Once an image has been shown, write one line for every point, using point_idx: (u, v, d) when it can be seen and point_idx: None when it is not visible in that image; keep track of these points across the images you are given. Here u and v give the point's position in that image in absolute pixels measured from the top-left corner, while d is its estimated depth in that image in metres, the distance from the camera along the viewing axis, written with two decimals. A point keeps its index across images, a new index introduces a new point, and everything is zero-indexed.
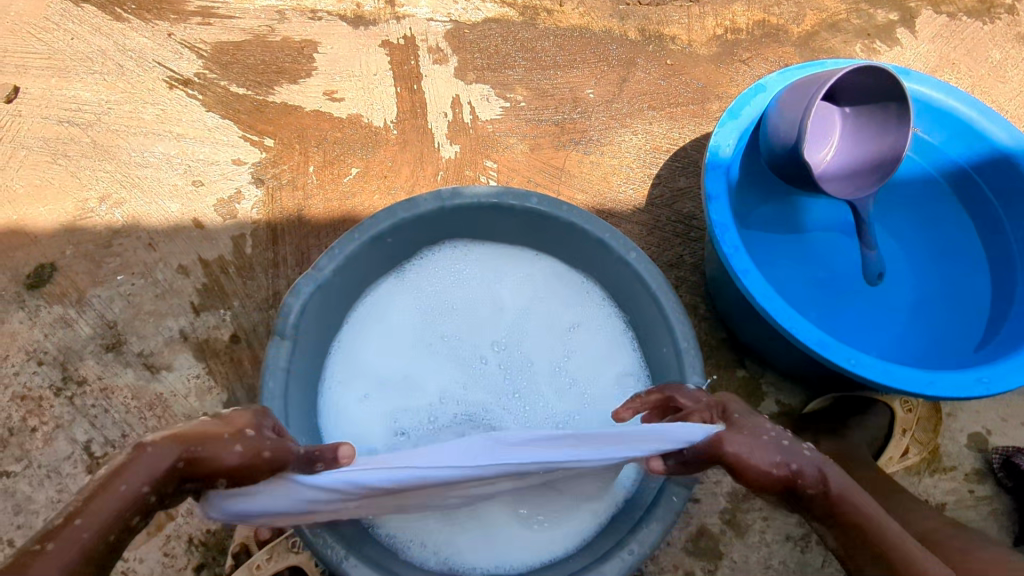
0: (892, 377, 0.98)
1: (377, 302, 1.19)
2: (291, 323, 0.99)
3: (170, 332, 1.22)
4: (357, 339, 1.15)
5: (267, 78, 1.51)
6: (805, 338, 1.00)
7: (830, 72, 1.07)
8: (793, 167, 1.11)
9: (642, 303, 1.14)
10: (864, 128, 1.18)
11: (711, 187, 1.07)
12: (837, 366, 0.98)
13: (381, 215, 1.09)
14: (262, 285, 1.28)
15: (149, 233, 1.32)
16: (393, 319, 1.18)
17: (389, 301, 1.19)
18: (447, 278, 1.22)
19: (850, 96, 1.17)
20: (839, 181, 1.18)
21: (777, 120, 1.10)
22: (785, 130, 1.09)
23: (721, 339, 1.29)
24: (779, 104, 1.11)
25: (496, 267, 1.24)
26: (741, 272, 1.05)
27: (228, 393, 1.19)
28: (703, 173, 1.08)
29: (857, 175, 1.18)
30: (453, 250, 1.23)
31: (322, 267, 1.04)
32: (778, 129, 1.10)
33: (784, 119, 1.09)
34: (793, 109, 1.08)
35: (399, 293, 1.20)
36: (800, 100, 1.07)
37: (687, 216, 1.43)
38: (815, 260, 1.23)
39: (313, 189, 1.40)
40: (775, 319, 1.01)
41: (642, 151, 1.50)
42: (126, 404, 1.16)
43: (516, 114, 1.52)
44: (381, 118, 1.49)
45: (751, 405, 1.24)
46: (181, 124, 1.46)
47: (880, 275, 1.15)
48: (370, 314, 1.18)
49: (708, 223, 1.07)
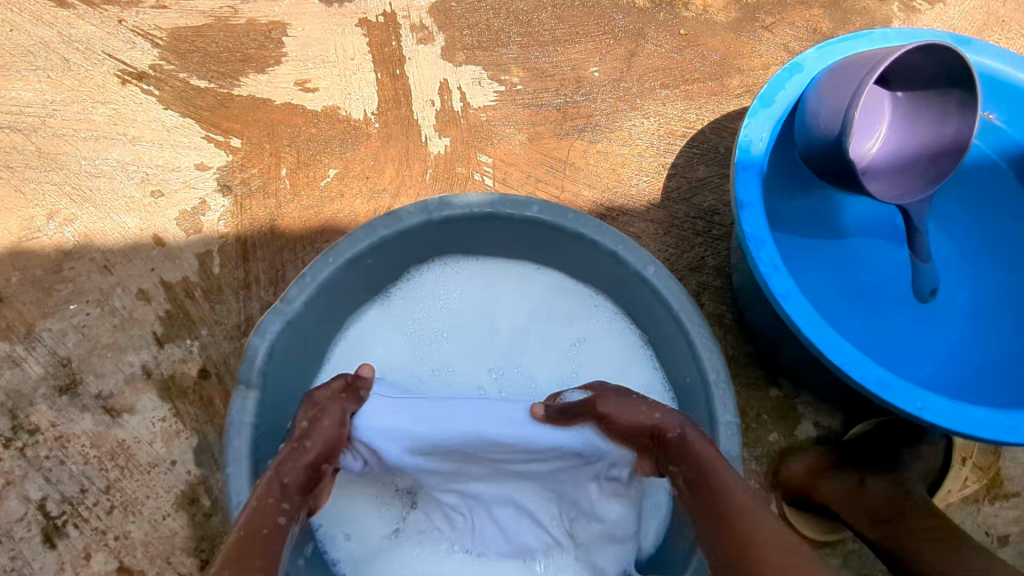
0: (962, 423, 0.84)
1: (359, 332, 1.05)
2: (257, 368, 0.86)
3: (131, 368, 1.09)
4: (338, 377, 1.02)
5: (232, 67, 1.33)
6: (860, 377, 0.85)
7: (887, 51, 0.89)
8: (837, 165, 0.94)
9: (661, 322, 0.99)
10: (919, 114, 1.00)
11: (743, 192, 0.91)
12: (899, 410, 0.84)
13: (358, 233, 0.94)
14: (232, 309, 1.14)
15: (103, 253, 1.17)
16: (378, 352, 1.04)
17: (373, 331, 1.05)
18: (438, 300, 1.08)
19: (901, 79, 0.98)
20: (886, 179, 1.01)
21: (817, 109, 0.93)
22: (828, 123, 0.92)
23: (750, 354, 1.15)
24: (820, 89, 0.93)
25: (494, 283, 1.09)
26: (781, 296, 0.89)
27: (199, 436, 1.06)
28: (732, 174, 0.91)
29: (904, 172, 1.00)
30: (443, 267, 1.09)
31: (291, 299, 0.90)
32: (818, 121, 0.93)
33: (825, 107, 0.92)
34: (838, 96, 0.91)
35: (382, 322, 1.06)
36: (847, 86, 0.90)
37: (708, 210, 1.27)
38: (858, 267, 1.08)
39: (286, 196, 1.24)
40: (825, 355, 0.86)
41: (656, 137, 1.33)
42: (84, 453, 1.04)
43: (512, 99, 1.34)
44: (360, 109, 1.31)
45: (787, 429, 1.10)
46: (137, 125, 1.29)
47: (934, 291, 1.00)
48: (351, 347, 1.04)
49: (741, 236, 0.90)
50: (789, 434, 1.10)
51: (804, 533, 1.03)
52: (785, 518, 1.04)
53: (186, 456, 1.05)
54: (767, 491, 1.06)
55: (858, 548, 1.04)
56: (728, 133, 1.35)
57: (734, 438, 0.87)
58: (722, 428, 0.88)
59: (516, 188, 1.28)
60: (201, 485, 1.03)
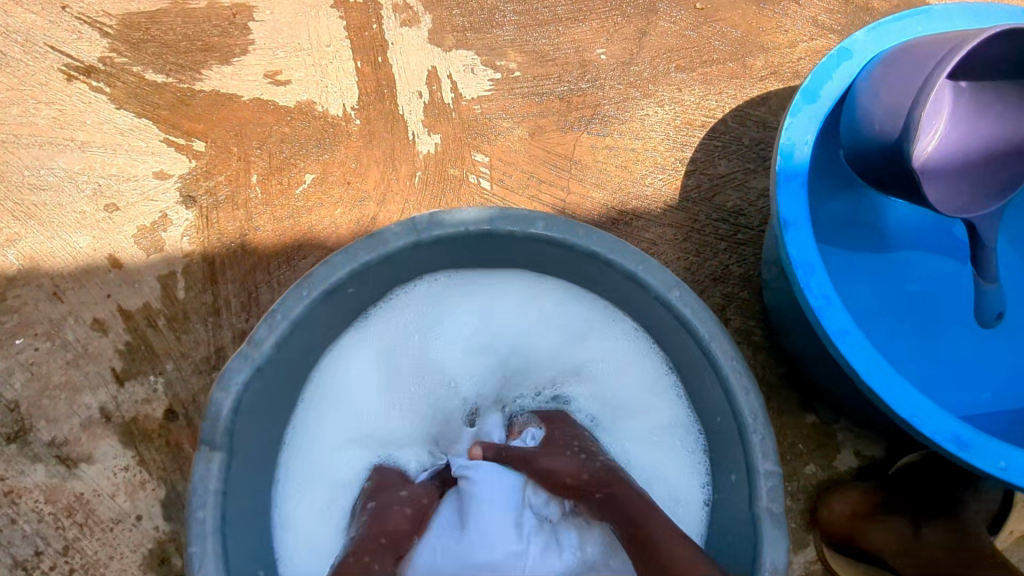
0: None
1: (339, 362, 0.92)
2: (224, 426, 0.74)
3: (88, 411, 0.98)
4: (318, 415, 0.90)
5: (192, 58, 1.15)
6: (933, 432, 0.72)
7: (962, 41, 0.75)
8: (897, 172, 0.81)
9: (687, 349, 0.87)
10: (981, 107, 0.87)
11: (788, 210, 0.78)
12: (982, 472, 0.72)
13: (336, 260, 0.80)
14: (200, 340, 1.02)
15: (52, 278, 1.04)
16: (363, 383, 0.92)
17: (356, 360, 0.93)
18: (429, 321, 0.95)
19: (973, 68, 0.82)
20: (948, 180, 0.87)
21: (873, 106, 0.80)
22: (888, 124, 0.79)
23: (782, 374, 1.03)
24: (875, 82, 0.80)
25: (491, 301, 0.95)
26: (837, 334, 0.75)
27: (166, 487, 0.96)
28: (772, 186, 0.79)
29: (965, 173, 0.88)
30: (434, 284, 0.95)
31: (260, 341, 0.77)
32: (876, 120, 0.80)
33: (884, 105, 0.79)
34: (901, 93, 0.78)
35: (366, 349, 0.93)
36: (912, 80, 0.77)
37: (732, 210, 1.13)
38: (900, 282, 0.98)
39: (257, 206, 1.09)
40: (890, 407, 0.72)
41: (672, 128, 1.18)
42: (37, 510, 0.94)
43: (510, 88, 1.18)
44: (338, 103, 1.15)
45: (825, 460, 0.99)
46: (86, 127, 1.12)
47: (1000, 315, 0.89)
48: (331, 380, 0.91)
49: (786, 261, 0.77)
50: (827, 465, 0.99)
51: None
52: (827, 564, 0.95)
53: (153, 510, 0.95)
54: (805, 531, 0.96)
55: None
56: (753, 121, 1.19)
57: (776, 491, 0.76)
58: (762, 478, 0.77)
59: (516, 191, 1.14)
60: (171, 543, 0.94)
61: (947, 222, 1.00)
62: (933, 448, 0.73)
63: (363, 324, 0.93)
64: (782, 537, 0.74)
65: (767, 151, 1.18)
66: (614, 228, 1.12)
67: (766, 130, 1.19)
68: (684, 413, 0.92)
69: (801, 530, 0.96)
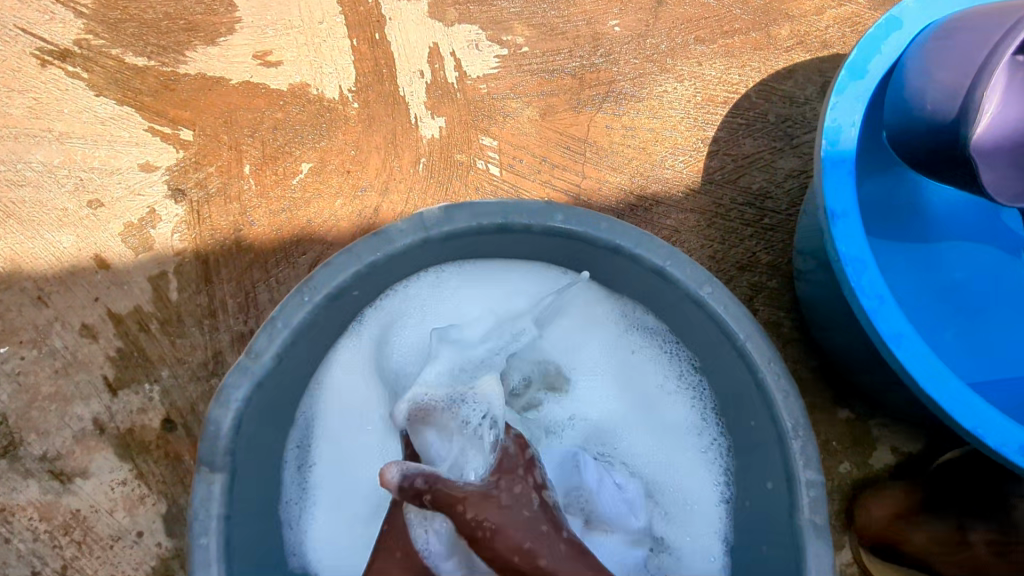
0: None
1: (334, 363, 0.85)
2: (225, 447, 0.70)
3: (81, 423, 0.93)
4: (314, 419, 0.84)
5: (174, 39, 1.07)
6: (998, 443, 0.69)
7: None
8: (943, 156, 0.79)
9: (718, 347, 0.81)
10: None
11: (835, 200, 0.75)
12: None
13: (338, 263, 0.74)
14: (196, 344, 0.96)
15: (35, 281, 0.97)
16: (360, 385, 0.85)
17: (352, 360, 0.86)
18: (432, 316, 0.88)
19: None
20: (1001, 161, 0.82)
21: (926, 86, 0.77)
22: (942, 106, 0.76)
23: (814, 368, 0.98)
24: (929, 59, 0.76)
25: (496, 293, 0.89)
26: (891, 338, 0.72)
27: (167, 501, 0.91)
28: (817, 176, 0.76)
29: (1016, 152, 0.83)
30: (438, 278, 0.88)
31: (260, 352, 0.72)
32: (929, 101, 0.77)
33: (938, 86, 0.76)
34: (957, 73, 0.75)
35: (363, 348, 0.86)
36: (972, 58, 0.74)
37: (758, 193, 1.06)
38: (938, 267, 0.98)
39: (252, 199, 1.02)
40: (946, 413, 0.69)
41: (692, 105, 1.10)
42: (32, 528, 0.90)
43: (517, 65, 1.10)
44: (333, 85, 1.07)
45: (859, 457, 0.96)
46: (63, 117, 1.04)
47: None
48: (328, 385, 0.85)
49: (834, 257, 0.74)
50: (861, 462, 0.96)
51: None
52: (863, 565, 0.93)
53: (154, 526, 0.91)
54: (840, 533, 0.94)
55: None
56: (779, 95, 1.11)
57: (818, 503, 0.71)
58: (803, 488, 0.72)
59: (527, 176, 1.06)
60: (174, 559, 0.90)
61: (990, 220, 1.00)
62: (998, 459, 0.70)
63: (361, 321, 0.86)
64: (825, 551, 0.70)
65: (795, 128, 1.09)
66: (633, 215, 1.05)
67: (793, 105, 1.11)
68: (709, 412, 0.87)
69: (836, 532, 0.94)
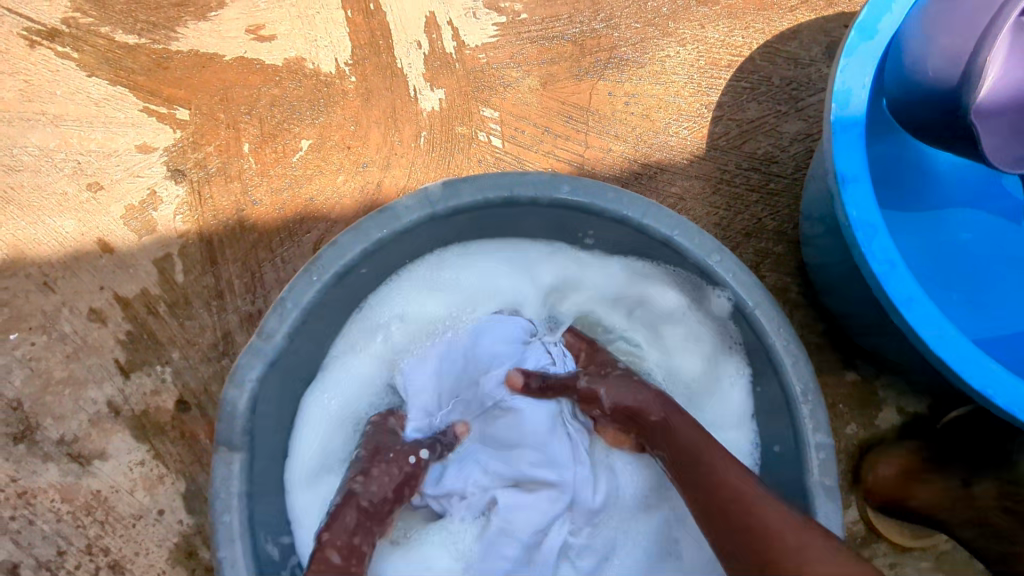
0: None
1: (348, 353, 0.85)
2: (241, 428, 0.71)
3: (96, 406, 0.94)
4: (326, 406, 0.84)
5: (164, 15, 1.04)
6: (1006, 403, 0.70)
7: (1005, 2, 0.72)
8: (947, 122, 0.77)
9: (728, 315, 0.81)
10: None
11: (842, 165, 0.74)
12: None
13: (346, 240, 0.74)
14: (205, 325, 0.96)
15: (40, 267, 0.97)
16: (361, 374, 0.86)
17: (365, 350, 0.86)
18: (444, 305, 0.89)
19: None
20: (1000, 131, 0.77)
21: (927, 49, 0.75)
22: (943, 71, 0.74)
23: (820, 332, 0.99)
24: (931, 21, 0.75)
25: (491, 274, 0.90)
26: (901, 301, 0.72)
27: (186, 480, 0.93)
28: (826, 140, 0.76)
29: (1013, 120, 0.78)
30: (448, 261, 0.88)
31: (270, 333, 0.72)
32: (931, 68, 0.75)
33: (939, 49, 0.74)
34: (954, 43, 0.74)
35: (377, 337, 0.87)
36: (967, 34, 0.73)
37: (763, 157, 1.05)
38: (942, 232, 0.98)
39: (253, 178, 1.01)
40: (954, 372, 0.70)
41: (696, 69, 1.08)
42: (54, 510, 0.92)
43: (517, 32, 1.07)
44: (330, 59, 1.04)
45: (866, 418, 0.98)
46: (56, 99, 1.02)
47: None
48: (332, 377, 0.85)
49: (844, 222, 0.74)
50: (868, 423, 0.97)
51: (892, 539, 0.95)
52: (869, 522, 0.95)
53: (174, 504, 0.92)
54: (848, 492, 0.96)
55: (949, 547, 0.97)
56: (783, 57, 1.09)
57: (827, 464, 0.73)
58: (812, 450, 0.73)
59: (529, 147, 1.05)
60: (196, 535, 0.92)
61: (993, 184, 0.99)
62: (1006, 419, 0.71)
63: (371, 309, 0.86)
64: (834, 510, 0.71)
65: (800, 90, 1.08)
66: (638, 183, 1.04)
67: (798, 67, 1.09)
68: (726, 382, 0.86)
69: (844, 491, 0.96)
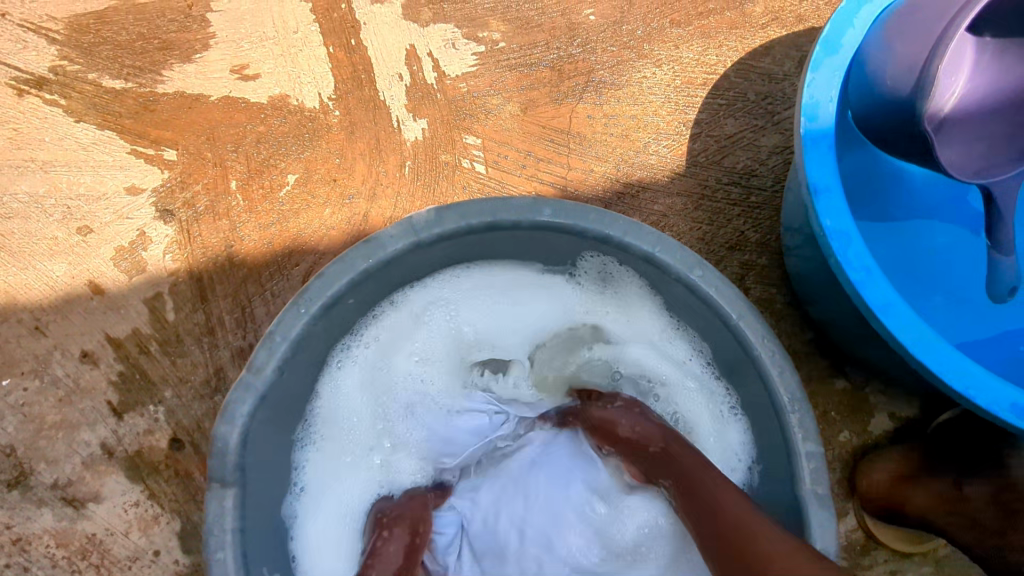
0: None
1: (342, 392, 0.86)
2: (233, 463, 0.71)
3: (89, 449, 0.94)
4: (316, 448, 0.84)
5: (149, 59, 1.06)
6: (988, 403, 0.72)
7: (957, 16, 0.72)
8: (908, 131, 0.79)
9: (712, 330, 0.82)
10: (1004, 61, 0.85)
11: (815, 176, 0.76)
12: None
13: (332, 272, 0.75)
14: (197, 361, 0.97)
15: (31, 311, 0.97)
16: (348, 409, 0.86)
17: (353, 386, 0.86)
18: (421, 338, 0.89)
19: (998, 21, 0.81)
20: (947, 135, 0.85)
21: (886, 61, 0.77)
22: (901, 78, 0.76)
23: (808, 341, 1.00)
24: (890, 33, 0.77)
25: (467, 299, 0.90)
26: (880, 307, 0.73)
27: (182, 518, 0.93)
28: (799, 152, 0.78)
29: (951, 128, 0.86)
30: (435, 291, 0.89)
31: (260, 366, 0.73)
32: (887, 78, 0.78)
33: (895, 60, 0.77)
34: (913, 52, 0.76)
35: (371, 370, 0.87)
36: (924, 43, 0.75)
37: (742, 171, 1.07)
38: (917, 239, 1.00)
39: (241, 214, 1.02)
40: (937, 375, 0.71)
41: (672, 89, 1.10)
42: (50, 555, 0.91)
43: (495, 60, 1.10)
44: (313, 94, 1.06)
45: (858, 425, 0.98)
46: (45, 145, 1.03)
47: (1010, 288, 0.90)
48: (320, 413, 0.85)
49: (820, 232, 0.75)
50: (861, 429, 0.98)
51: (891, 545, 0.95)
52: (868, 530, 0.95)
53: (170, 544, 0.92)
54: (844, 500, 0.96)
55: (950, 552, 0.97)
56: (756, 73, 1.11)
57: (819, 473, 0.73)
58: (802, 459, 0.74)
59: (513, 172, 1.07)
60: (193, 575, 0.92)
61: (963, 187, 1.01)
62: (991, 419, 0.72)
63: (362, 345, 0.87)
64: (829, 516, 0.72)
65: (776, 104, 1.10)
66: (621, 203, 1.06)
67: (772, 82, 1.11)
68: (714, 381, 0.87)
69: (840, 499, 0.96)
